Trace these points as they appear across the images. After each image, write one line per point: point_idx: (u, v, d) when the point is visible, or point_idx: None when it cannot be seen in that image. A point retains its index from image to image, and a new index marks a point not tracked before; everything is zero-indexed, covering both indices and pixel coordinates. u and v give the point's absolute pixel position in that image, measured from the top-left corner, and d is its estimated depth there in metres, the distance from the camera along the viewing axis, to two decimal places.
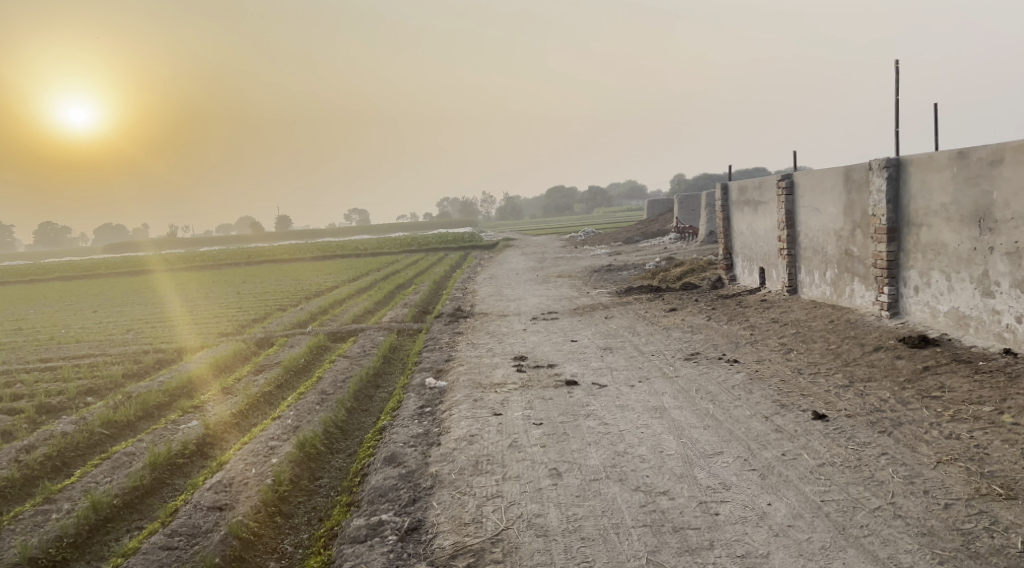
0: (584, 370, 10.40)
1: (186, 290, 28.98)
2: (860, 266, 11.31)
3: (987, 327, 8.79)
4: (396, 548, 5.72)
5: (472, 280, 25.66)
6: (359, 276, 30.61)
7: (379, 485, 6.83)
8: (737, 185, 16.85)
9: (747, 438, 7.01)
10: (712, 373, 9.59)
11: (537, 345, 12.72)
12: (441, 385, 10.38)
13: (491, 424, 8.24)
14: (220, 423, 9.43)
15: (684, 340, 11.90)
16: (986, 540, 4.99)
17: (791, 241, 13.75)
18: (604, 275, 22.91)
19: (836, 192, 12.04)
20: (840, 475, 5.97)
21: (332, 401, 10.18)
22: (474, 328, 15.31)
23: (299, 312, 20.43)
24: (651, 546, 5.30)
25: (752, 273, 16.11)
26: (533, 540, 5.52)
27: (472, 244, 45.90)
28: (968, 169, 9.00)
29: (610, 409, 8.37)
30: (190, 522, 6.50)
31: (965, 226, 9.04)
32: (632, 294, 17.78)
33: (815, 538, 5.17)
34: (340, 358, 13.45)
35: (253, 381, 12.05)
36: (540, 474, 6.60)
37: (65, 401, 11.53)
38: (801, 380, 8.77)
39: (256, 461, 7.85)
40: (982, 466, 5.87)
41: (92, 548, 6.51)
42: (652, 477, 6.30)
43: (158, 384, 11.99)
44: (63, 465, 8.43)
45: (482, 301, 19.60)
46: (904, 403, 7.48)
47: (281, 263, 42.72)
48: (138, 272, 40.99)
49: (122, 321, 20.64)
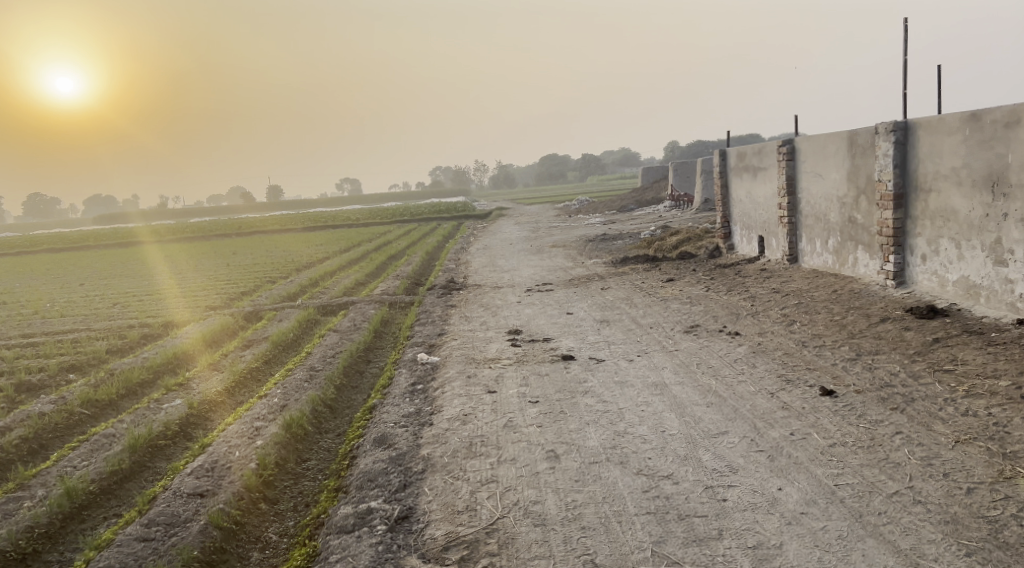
0: (581, 344, 10.08)
1: (176, 262, 28.52)
2: (864, 233, 10.96)
3: (999, 296, 8.47)
4: (385, 539, 5.37)
5: (465, 250, 25.31)
6: (351, 247, 30.15)
7: (368, 470, 6.53)
8: (735, 151, 16.40)
9: (753, 416, 6.69)
10: (713, 346, 9.27)
11: (532, 318, 12.38)
12: (433, 361, 10.05)
13: (485, 402, 7.90)
14: (205, 402, 9.10)
15: (683, 312, 11.59)
16: (1014, 529, 4.67)
17: (791, 209, 13.37)
18: (599, 245, 22.52)
19: (840, 156, 11.64)
20: (853, 456, 5.67)
21: (321, 377, 9.85)
22: (467, 300, 14.98)
23: (288, 285, 20.07)
24: (656, 536, 4.97)
25: (750, 242, 15.77)
26: (530, 530, 5.20)
27: (464, 213, 45.53)
28: (982, 131, 8.60)
29: (608, 385, 8.06)
30: (168, 511, 6.16)
31: (978, 192, 8.68)
32: (628, 264, 17.41)
33: (831, 527, 4.86)
34: (330, 332, 13.11)
35: (239, 357, 11.69)
36: (536, 457, 6.28)
37: (45, 379, 11.17)
38: (806, 354, 8.46)
39: (240, 443, 7.52)
40: (1004, 446, 5.56)
41: (66, 538, 6.20)
42: (655, 460, 5.98)
43: (142, 360, 11.64)
44: (40, 447, 8.12)
45: (476, 272, 19.24)
46: (915, 377, 7.18)
47: (272, 233, 42.19)
48: (126, 244, 40.34)
49: (109, 295, 20.26)
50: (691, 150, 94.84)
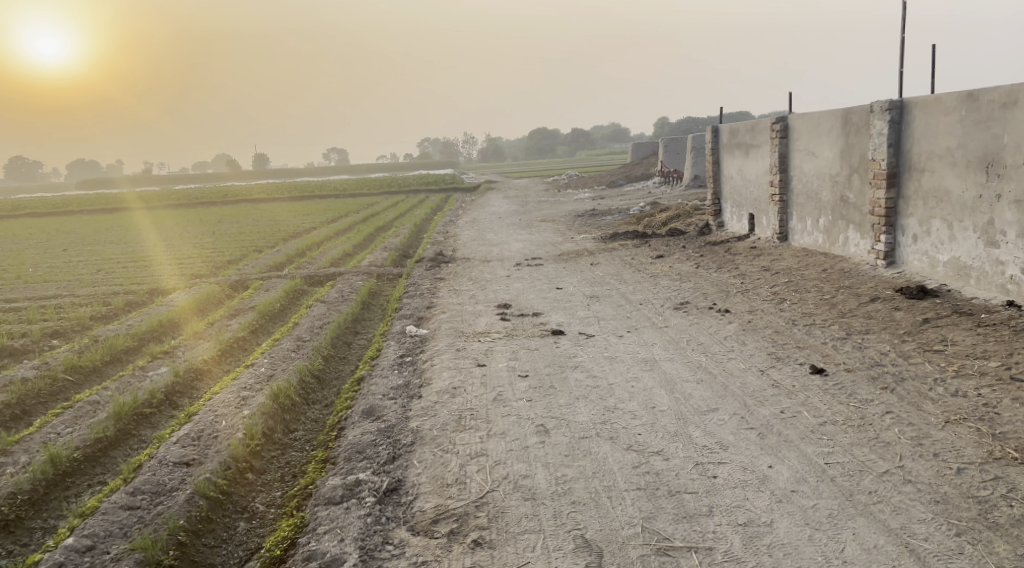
0: (571, 319, 10.04)
1: (161, 229, 28.19)
2: (856, 213, 10.94)
3: (990, 278, 8.49)
4: (374, 511, 5.33)
5: (454, 223, 25.19)
6: (339, 217, 29.90)
7: (356, 442, 6.50)
8: (728, 127, 16.31)
9: (743, 393, 6.68)
10: (703, 323, 9.25)
11: (521, 292, 12.32)
12: (422, 333, 9.99)
13: (474, 376, 7.86)
14: (191, 370, 9.01)
15: (673, 288, 11.56)
16: (1004, 509, 4.68)
17: (783, 186, 13.32)
18: (588, 220, 22.45)
19: (833, 135, 11.58)
20: (843, 434, 5.68)
21: (308, 348, 9.77)
22: (456, 273, 14.89)
23: (275, 254, 19.88)
24: (646, 512, 4.96)
25: (741, 220, 15.74)
26: (520, 504, 5.17)
27: (453, 186, 45.27)
28: (979, 111, 8.55)
29: (598, 361, 8.03)
30: (153, 479, 6.08)
31: (972, 172, 8.66)
32: (618, 239, 17.36)
33: (821, 505, 4.86)
34: (318, 303, 12.99)
35: (226, 325, 11.59)
36: (526, 431, 6.25)
37: (28, 344, 11.03)
38: (796, 332, 8.46)
39: (226, 412, 7.45)
40: (993, 427, 5.58)
41: (50, 505, 6.12)
42: (645, 436, 5.97)
43: (127, 327, 11.51)
44: (23, 413, 8.02)
45: (465, 245, 19.15)
46: (905, 357, 7.20)
47: (259, 202, 41.77)
48: (111, 210, 39.86)
49: (94, 261, 20.02)
50: (680, 127, 94.44)
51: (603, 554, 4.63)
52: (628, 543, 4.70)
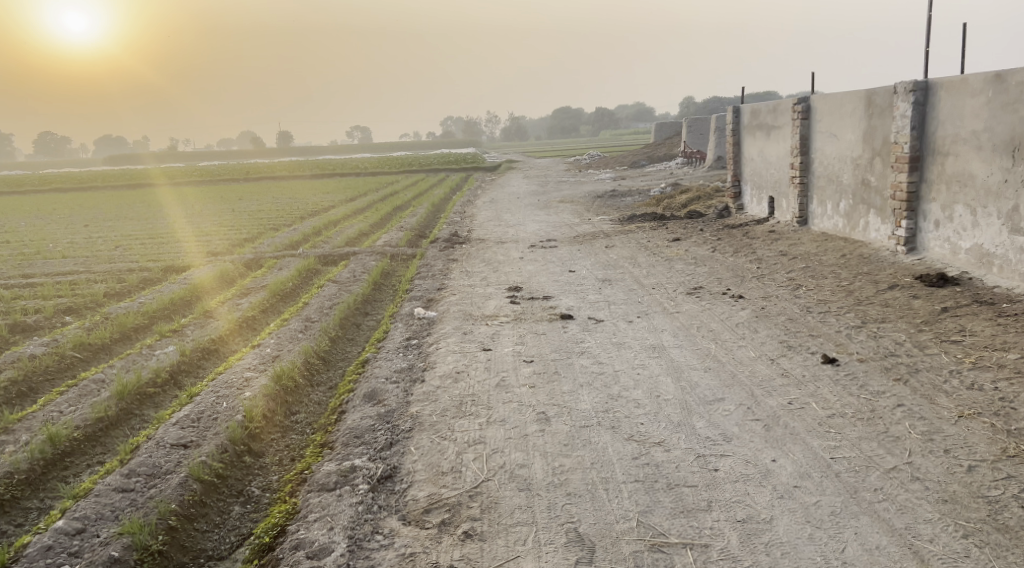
0: (581, 302, 9.88)
1: (182, 206, 28.31)
2: (877, 197, 10.63)
3: (1013, 266, 8.21)
4: (366, 499, 5.25)
5: (472, 203, 25.01)
6: (358, 196, 29.80)
7: (355, 426, 6.42)
8: (749, 108, 15.95)
9: (751, 383, 6.50)
10: (716, 309, 9.06)
11: (534, 275, 12.16)
12: (430, 316, 9.86)
13: (479, 360, 7.74)
14: (197, 350, 8.98)
15: (687, 272, 11.35)
16: (1015, 510, 4.50)
17: (803, 169, 13.00)
18: (607, 201, 22.17)
19: (856, 116, 11.25)
20: (851, 428, 5.50)
21: (315, 328, 9.70)
22: (469, 255, 14.74)
23: (292, 232, 19.86)
24: (643, 505, 4.83)
25: (761, 203, 15.42)
26: (514, 495, 5.06)
27: (474, 165, 45.03)
28: (1006, 93, 8.23)
29: (605, 347, 7.87)
30: (149, 461, 6.04)
31: (997, 157, 8.35)
32: (635, 221, 17.11)
33: (824, 503, 4.70)
34: (329, 283, 12.93)
35: (236, 304, 11.56)
36: (527, 419, 6.13)
37: (41, 321, 11.08)
38: (810, 320, 8.24)
39: (228, 393, 7.40)
40: (1009, 423, 5.36)
41: (47, 485, 6.11)
42: (647, 426, 5.82)
43: (138, 305, 11.53)
44: (30, 390, 8.05)
45: (481, 226, 18.99)
46: (921, 347, 6.97)
47: (280, 179, 41.89)
48: (135, 186, 40.25)
49: (113, 236, 20.14)
50: (704, 107, 93.12)
51: (595, 550, 4.51)
52: (622, 538, 4.57)
